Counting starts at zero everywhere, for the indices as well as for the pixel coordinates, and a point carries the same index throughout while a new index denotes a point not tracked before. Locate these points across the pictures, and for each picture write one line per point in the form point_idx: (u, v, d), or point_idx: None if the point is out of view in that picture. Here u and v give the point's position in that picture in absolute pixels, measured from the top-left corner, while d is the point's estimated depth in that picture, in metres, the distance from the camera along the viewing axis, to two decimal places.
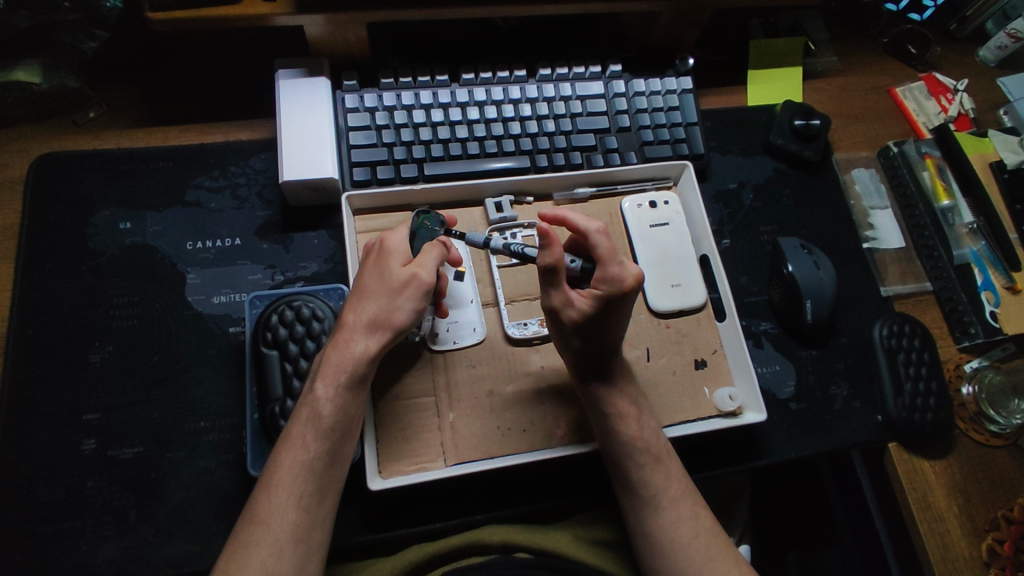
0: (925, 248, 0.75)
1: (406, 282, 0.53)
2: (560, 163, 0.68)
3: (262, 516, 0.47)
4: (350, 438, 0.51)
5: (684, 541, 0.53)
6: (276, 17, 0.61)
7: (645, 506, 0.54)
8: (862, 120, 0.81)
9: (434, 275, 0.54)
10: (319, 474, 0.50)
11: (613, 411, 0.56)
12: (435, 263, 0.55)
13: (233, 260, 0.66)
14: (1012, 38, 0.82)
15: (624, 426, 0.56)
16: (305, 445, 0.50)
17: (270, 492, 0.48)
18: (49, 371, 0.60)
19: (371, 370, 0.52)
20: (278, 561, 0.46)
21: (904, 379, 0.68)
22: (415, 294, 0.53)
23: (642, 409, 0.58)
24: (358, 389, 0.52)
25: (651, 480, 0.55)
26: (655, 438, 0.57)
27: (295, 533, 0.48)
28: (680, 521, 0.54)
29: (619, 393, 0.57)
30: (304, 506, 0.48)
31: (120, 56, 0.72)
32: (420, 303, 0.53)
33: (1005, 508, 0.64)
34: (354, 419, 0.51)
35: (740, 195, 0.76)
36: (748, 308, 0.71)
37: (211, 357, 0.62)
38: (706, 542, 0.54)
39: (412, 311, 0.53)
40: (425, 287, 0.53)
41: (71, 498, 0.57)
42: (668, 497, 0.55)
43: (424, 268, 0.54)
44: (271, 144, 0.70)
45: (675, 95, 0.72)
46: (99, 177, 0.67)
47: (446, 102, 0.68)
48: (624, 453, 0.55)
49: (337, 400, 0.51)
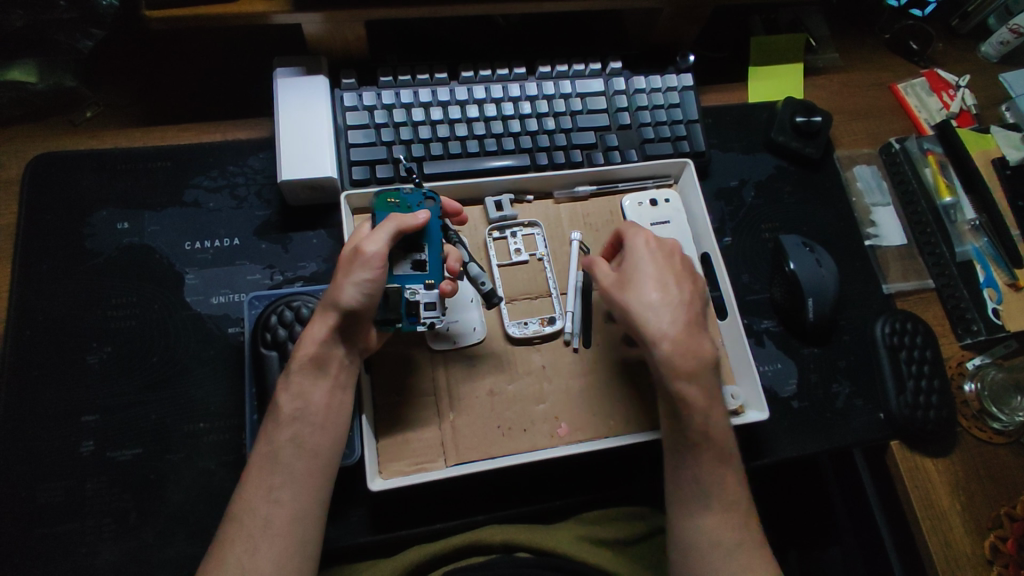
0: (927, 244, 0.75)
1: (347, 260, 0.52)
2: (560, 162, 0.68)
3: (236, 514, 0.47)
4: (317, 428, 0.51)
5: (723, 546, 0.51)
6: (273, 16, 0.60)
7: (693, 507, 0.52)
8: (863, 116, 0.81)
9: (377, 246, 0.51)
10: (290, 466, 0.49)
11: (685, 397, 0.53)
12: (379, 235, 0.52)
13: (231, 260, 0.66)
14: (1014, 34, 0.82)
15: (692, 417, 0.53)
16: (270, 437, 0.50)
17: (245, 489, 0.48)
18: (48, 372, 0.60)
19: (324, 352, 0.52)
20: (253, 558, 0.45)
21: (906, 377, 0.68)
22: (353, 270, 0.51)
23: (715, 403, 0.54)
24: (312, 371, 0.52)
25: (711, 477, 0.52)
26: (721, 434, 0.54)
27: (270, 529, 0.47)
28: (726, 525, 0.51)
29: (696, 382, 0.53)
30: (276, 499, 0.48)
31: (116, 55, 0.71)
32: (362, 277, 0.51)
33: (1008, 506, 0.63)
34: (318, 408, 0.51)
35: (741, 192, 0.75)
36: (749, 306, 0.71)
37: (210, 358, 0.62)
38: (750, 549, 0.51)
39: (354, 288, 0.51)
40: (364, 261, 0.51)
41: (70, 500, 0.56)
42: (719, 502, 0.52)
43: (365, 242, 0.52)
44: (269, 143, 0.70)
45: (675, 93, 0.72)
46: (96, 177, 0.66)
47: (445, 100, 0.68)
48: (681, 443, 0.53)
49: (292, 386, 0.51)
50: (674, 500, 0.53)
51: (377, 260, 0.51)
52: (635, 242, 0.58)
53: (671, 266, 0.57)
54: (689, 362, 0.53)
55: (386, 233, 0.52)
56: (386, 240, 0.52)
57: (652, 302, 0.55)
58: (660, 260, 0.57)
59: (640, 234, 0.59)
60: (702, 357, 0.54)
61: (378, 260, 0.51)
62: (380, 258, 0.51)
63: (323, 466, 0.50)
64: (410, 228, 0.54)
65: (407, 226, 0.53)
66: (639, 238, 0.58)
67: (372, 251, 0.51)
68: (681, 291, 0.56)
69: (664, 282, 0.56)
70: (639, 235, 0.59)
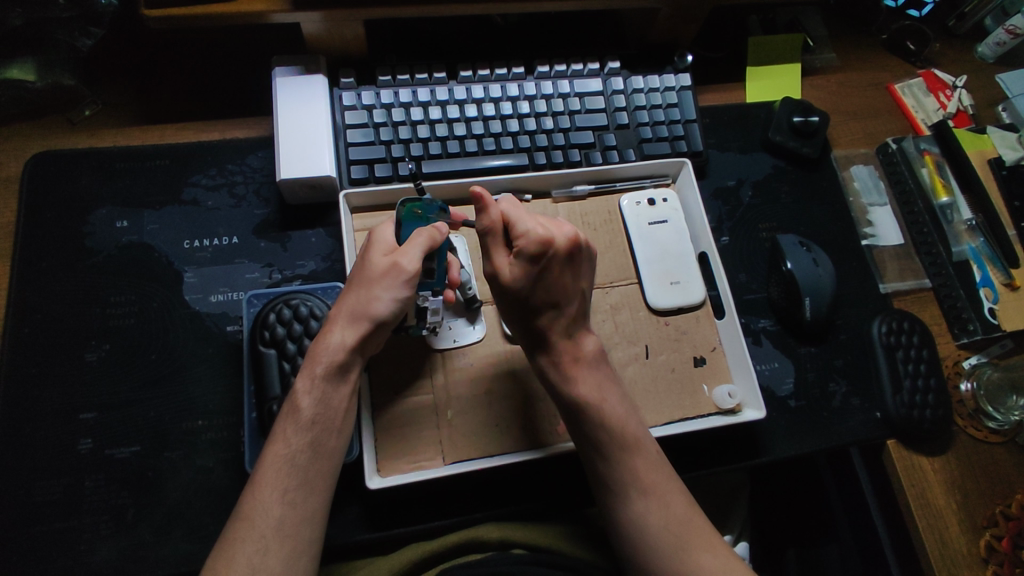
0: (924, 244, 0.75)
1: (383, 273, 0.51)
2: (558, 161, 0.68)
3: (247, 513, 0.47)
4: (334, 433, 0.50)
5: (669, 540, 0.51)
6: (272, 15, 0.60)
7: (646, 500, 0.52)
8: (860, 116, 0.81)
9: (414, 264, 0.51)
10: (304, 470, 0.49)
11: (579, 400, 0.53)
12: (414, 250, 0.51)
13: (230, 258, 0.66)
14: (1011, 34, 0.82)
15: (590, 418, 0.53)
16: (287, 439, 0.49)
17: (257, 488, 0.48)
18: (46, 370, 0.60)
19: (349, 360, 0.51)
20: (264, 558, 0.45)
21: (902, 376, 0.68)
22: (390, 284, 0.51)
23: (609, 395, 0.54)
24: (335, 379, 0.50)
25: (639, 476, 0.52)
26: (625, 431, 0.54)
27: (280, 529, 0.47)
28: (663, 517, 0.52)
29: (584, 380, 0.54)
30: (290, 501, 0.48)
31: (114, 54, 0.71)
32: (399, 294, 0.51)
33: (1004, 504, 0.64)
34: (337, 412, 0.50)
35: (739, 192, 0.76)
36: (746, 305, 0.71)
37: (208, 356, 0.62)
38: (692, 537, 0.52)
39: (390, 302, 0.51)
40: (402, 276, 0.51)
41: (68, 497, 0.57)
42: (639, 487, 0.52)
43: (402, 257, 0.51)
44: (268, 142, 0.70)
45: (673, 93, 0.72)
46: (94, 175, 0.67)
47: (443, 99, 0.68)
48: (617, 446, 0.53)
49: (314, 391, 0.50)
50: (599, 495, 0.54)
51: (414, 278, 0.51)
52: (524, 250, 0.51)
53: (565, 277, 0.53)
54: (572, 366, 0.54)
55: (419, 249, 0.52)
56: (420, 256, 0.52)
57: (542, 320, 0.54)
58: (559, 278, 0.53)
59: (529, 235, 0.51)
60: (583, 358, 0.55)
61: (415, 278, 0.51)
62: (417, 277, 0.51)
63: (335, 468, 0.50)
64: (441, 241, 0.53)
65: (439, 241, 0.53)
66: (532, 244, 0.51)
67: (411, 269, 0.51)
68: (566, 300, 0.54)
69: (554, 298, 0.54)
70: (530, 238, 0.51)
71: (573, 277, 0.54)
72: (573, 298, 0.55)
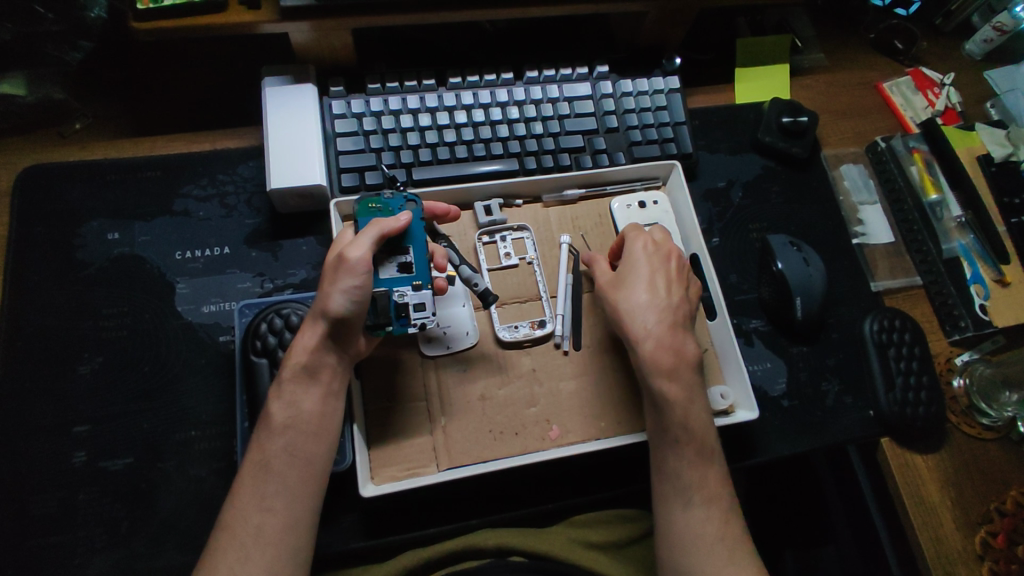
0: (914, 242, 0.76)
1: (331, 269, 0.52)
2: (548, 165, 0.68)
3: (227, 522, 0.48)
4: (308, 436, 0.51)
5: (706, 542, 0.51)
6: (261, 25, 0.61)
7: (692, 501, 0.52)
8: (849, 115, 0.81)
9: (359, 253, 0.52)
10: (282, 475, 0.49)
11: (664, 393, 0.54)
12: (362, 241, 0.53)
13: (222, 268, 0.66)
14: (998, 31, 0.82)
15: (675, 413, 0.54)
16: (262, 446, 0.50)
17: (237, 498, 0.48)
18: (39, 383, 0.60)
19: (315, 360, 0.52)
20: (245, 564, 0.46)
21: (895, 374, 0.68)
22: (338, 279, 0.52)
23: (696, 402, 0.55)
24: (305, 380, 0.52)
25: (696, 476, 0.53)
26: (681, 429, 0.54)
27: (260, 538, 0.47)
28: (706, 520, 0.52)
29: (678, 378, 0.55)
30: (268, 507, 0.48)
31: (103, 66, 0.71)
32: (348, 285, 0.51)
33: (999, 501, 0.64)
34: (310, 417, 0.51)
35: (729, 193, 0.76)
36: (738, 306, 0.71)
37: (200, 366, 0.62)
38: (729, 546, 0.51)
39: (340, 295, 0.51)
40: (348, 266, 0.51)
41: (62, 511, 0.57)
42: (701, 493, 0.52)
43: (347, 249, 0.52)
44: (259, 152, 0.70)
45: (662, 95, 0.72)
46: (84, 189, 0.67)
47: (432, 107, 0.68)
48: (686, 442, 0.54)
49: (284, 395, 0.52)
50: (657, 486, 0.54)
51: (362, 266, 0.51)
52: (630, 241, 0.61)
53: (668, 271, 0.59)
54: (672, 361, 0.55)
55: (369, 239, 0.53)
56: (366, 245, 0.52)
57: (637, 306, 0.57)
58: (656, 267, 0.59)
59: (635, 234, 0.62)
60: (685, 361, 0.56)
61: (363, 266, 0.51)
62: (363, 264, 0.52)
63: (317, 474, 0.50)
64: (391, 230, 0.54)
65: (387, 230, 0.54)
66: (635, 238, 0.61)
67: (354, 258, 0.51)
68: (665, 289, 0.58)
69: (653, 285, 0.58)
70: (635, 237, 0.61)
71: (674, 274, 0.59)
72: (674, 292, 0.59)
